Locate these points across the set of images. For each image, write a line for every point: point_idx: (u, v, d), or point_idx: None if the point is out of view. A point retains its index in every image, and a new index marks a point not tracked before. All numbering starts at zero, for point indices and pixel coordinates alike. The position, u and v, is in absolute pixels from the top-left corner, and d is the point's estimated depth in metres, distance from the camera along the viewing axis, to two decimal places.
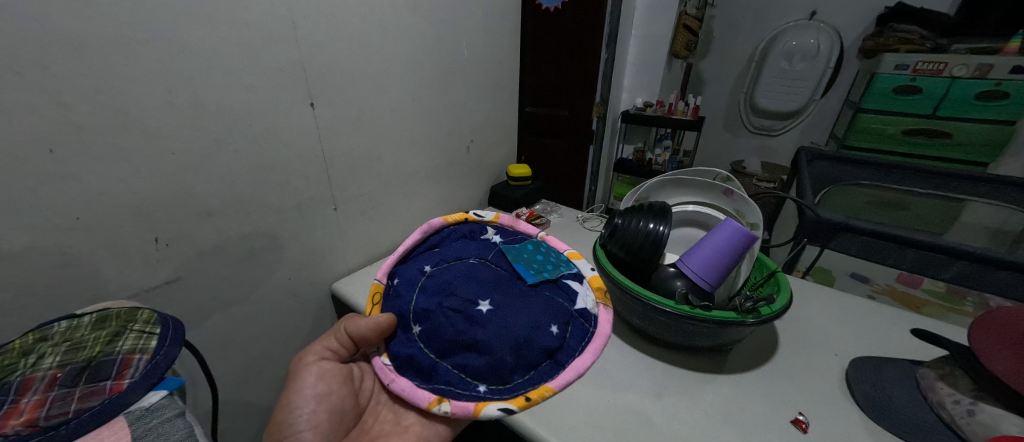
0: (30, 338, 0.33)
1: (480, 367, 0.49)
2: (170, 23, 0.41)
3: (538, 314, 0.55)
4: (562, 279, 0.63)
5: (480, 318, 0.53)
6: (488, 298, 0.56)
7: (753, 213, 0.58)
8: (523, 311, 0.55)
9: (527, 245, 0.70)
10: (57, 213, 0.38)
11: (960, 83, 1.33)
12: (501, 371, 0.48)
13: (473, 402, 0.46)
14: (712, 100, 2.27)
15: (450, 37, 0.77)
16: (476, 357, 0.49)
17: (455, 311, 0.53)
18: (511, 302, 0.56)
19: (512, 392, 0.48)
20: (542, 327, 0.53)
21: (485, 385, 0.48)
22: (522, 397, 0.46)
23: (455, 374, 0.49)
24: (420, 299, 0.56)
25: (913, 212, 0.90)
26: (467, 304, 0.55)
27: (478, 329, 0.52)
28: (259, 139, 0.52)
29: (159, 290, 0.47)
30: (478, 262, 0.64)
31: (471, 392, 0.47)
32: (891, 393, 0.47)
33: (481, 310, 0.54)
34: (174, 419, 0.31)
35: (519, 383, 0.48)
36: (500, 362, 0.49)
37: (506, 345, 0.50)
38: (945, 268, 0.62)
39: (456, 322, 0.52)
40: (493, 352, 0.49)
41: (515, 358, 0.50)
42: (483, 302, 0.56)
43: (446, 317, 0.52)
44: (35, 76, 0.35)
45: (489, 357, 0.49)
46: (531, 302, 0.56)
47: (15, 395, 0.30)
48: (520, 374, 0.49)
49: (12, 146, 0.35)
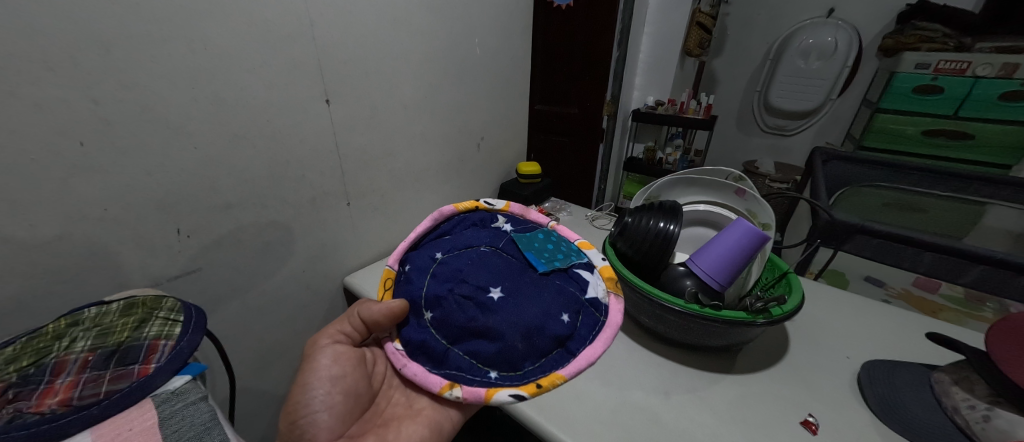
0: (63, 323, 0.35)
1: (492, 354, 0.46)
2: (193, 20, 0.42)
3: (549, 303, 0.50)
4: (573, 269, 0.58)
5: (494, 306, 0.48)
6: (501, 285, 0.51)
7: (765, 213, 0.58)
8: (536, 300, 0.50)
9: (539, 234, 0.63)
10: (86, 205, 0.40)
11: (983, 83, 1.29)
12: (513, 357, 0.46)
13: (484, 387, 0.45)
14: (724, 99, 2.24)
15: (463, 35, 0.78)
16: (488, 344, 0.46)
17: (467, 299, 0.49)
18: (524, 290, 0.51)
19: (523, 378, 0.46)
20: (554, 315, 0.49)
21: (496, 371, 0.46)
22: (533, 384, 0.46)
23: (466, 360, 0.47)
24: (431, 285, 0.51)
25: (931, 214, 0.87)
26: (479, 290, 0.50)
27: (489, 316, 0.48)
28: (277, 135, 0.54)
29: (180, 280, 0.49)
30: (489, 250, 0.57)
31: (482, 378, 0.46)
32: (904, 397, 0.46)
33: (494, 298, 0.49)
34: (197, 402, 0.33)
35: (529, 370, 0.47)
36: (511, 349, 0.46)
37: (519, 332, 0.47)
38: (963, 272, 0.61)
39: (467, 309, 0.48)
40: (505, 339, 0.46)
41: (527, 345, 0.47)
42: (495, 289, 0.51)
43: (457, 304, 0.48)
44: (68, 71, 0.36)
45: (501, 345, 0.46)
46: (542, 291, 0.52)
47: (50, 376, 0.31)
48: (530, 362, 0.47)
49: (45, 139, 0.36)
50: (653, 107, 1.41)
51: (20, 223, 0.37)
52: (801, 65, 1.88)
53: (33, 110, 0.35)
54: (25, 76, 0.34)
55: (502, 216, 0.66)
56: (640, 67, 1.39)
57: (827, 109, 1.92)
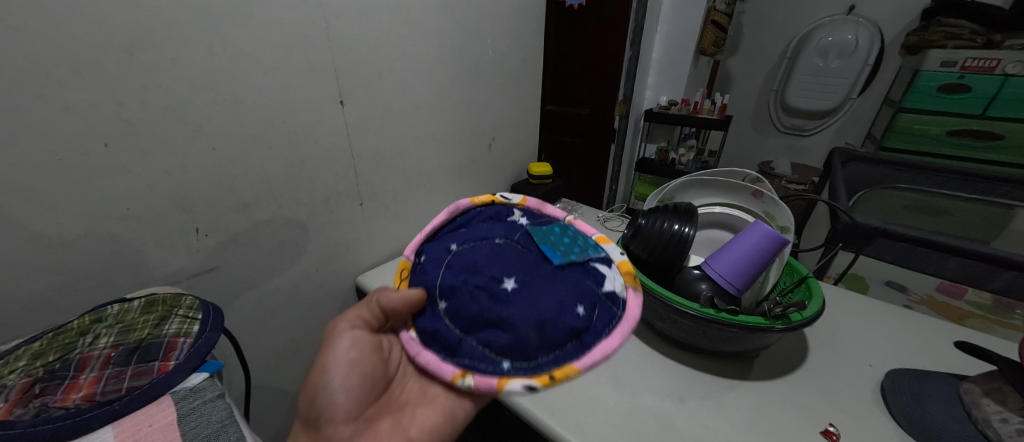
0: (86, 320, 0.36)
1: (505, 344, 0.45)
2: (214, 26, 0.43)
3: (563, 294, 0.48)
4: (589, 262, 0.53)
5: (508, 297, 0.47)
6: (515, 275, 0.49)
7: (784, 216, 0.56)
8: (550, 291, 0.47)
9: (554, 228, 0.57)
10: (110, 205, 0.41)
11: (1013, 81, 1.24)
12: (527, 348, 0.45)
13: (496, 378, 0.45)
14: (739, 99, 2.20)
15: (476, 34, 0.77)
16: (501, 334, 0.45)
17: (481, 289, 0.47)
18: (539, 281, 0.48)
19: (537, 368, 0.45)
20: (568, 307, 0.47)
21: (509, 361, 0.46)
22: (546, 375, 0.44)
23: (479, 349, 0.46)
24: (445, 276, 0.49)
25: (955, 218, 0.86)
26: (493, 281, 0.48)
27: (503, 306, 0.46)
28: (293, 136, 0.55)
29: (199, 278, 0.50)
30: (504, 241, 0.53)
31: (495, 368, 0.45)
32: (931, 407, 0.44)
33: (507, 288, 0.47)
34: (214, 399, 0.33)
35: (543, 360, 0.45)
36: (523, 338, 0.45)
37: (531, 322, 0.45)
38: (994, 278, 0.59)
39: (480, 299, 0.46)
40: (516, 329, 0.45)
41: (540, 336, 0.46)
42: (510, 279, 0.48)
43: (471, 294, 0.47)
44: (92, 74, 0.37)
45: (513, 335, 0.45)
46: (557, 280, 0.49)
47: (74, 371, 0.32)
48: (544, 353, 0.46)
49: (70, 141, 0.37)
50: (666, 107, 1.39)
51: (47, 221, 0.38)
52: (819, 63, 1.83)
53: (61, 112, 0.36)
54: (52, 79, 0.35)
55: (518, 209, 0.61)
56: (653, 66, 1.38)
57: (846, 109, 1.87)
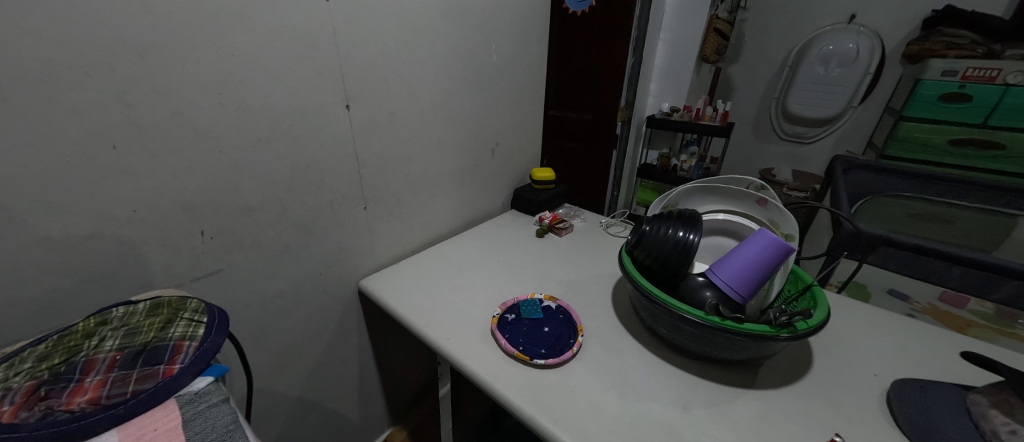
0: (92, 322, 0.36)
1: (549, 356, 0.55)
2: (224, 30, 0.44)
3: (555, 327, 0.61)
4: (557, 320, 0.62)
5: (536, 341, 0.58)
6: (532, 323, 0.61)
7: (789, 223, 0.56)
8: (550, 328, 0.61)
9: (532, 304, 0.65)
10: (117, 207, 0.41)
11: (1015, 91, 1.24)
12: (561, 347, 0.57)
13: (551, 356, 0.55)
14: (741, 105, 2.21)
15: (480, 40, 0.78)
16: (543, 355, 0.55)
17: (519, 331, 0.59)
18: (544, 322, 0.62)
19: (564, 349, 0.56)
20: (562, 337, 0.59)
21: (552, 355, 0.55)
22: (569, 348, 0.56)
23: (540, 355, 0.55)
24: (502, 327, 0.60)
25: (959, 226, 0.86)
26: (523, 328, 0.60)
27: (538, 346, 0.56)
28: (299, 140, 0.55)
29: (202, 281, 0.50)
30: (516, 309, 0.64)
31: (544, 359, 0.54)
32: (938, 419, 0.44)
33: (534, 337, 0.58)
34: (219, 404, 0.33)
35: (562, 348, 0.56)
36: (558, 351, 0.56)
37: (553, 337, 0.59)
38: (996, 288, 0.59)
39: (524, 332, 0.59)
40: (551, 347, 0.57)
41: (560, 343, 0.58)
42: (534, 329, 0.60)
43: (518, 330, 0.60)
44: (104, 77, 0.37)
45: (549, 344, 0.57)
46: (551, 322, 0.62)
47: (80, 374, 0.32)
48: (563, 343, 0.58)
49: (79, 143, 0.37)
50: (669, 113, 1.37)
51: (54, 223, 0.38)
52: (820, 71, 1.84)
53: (71, 114, 0.36)
54: (64, 82, 0.35)
55: (521, 346, 0.56)
56: (656, 73, 1.38)
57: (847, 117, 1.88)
